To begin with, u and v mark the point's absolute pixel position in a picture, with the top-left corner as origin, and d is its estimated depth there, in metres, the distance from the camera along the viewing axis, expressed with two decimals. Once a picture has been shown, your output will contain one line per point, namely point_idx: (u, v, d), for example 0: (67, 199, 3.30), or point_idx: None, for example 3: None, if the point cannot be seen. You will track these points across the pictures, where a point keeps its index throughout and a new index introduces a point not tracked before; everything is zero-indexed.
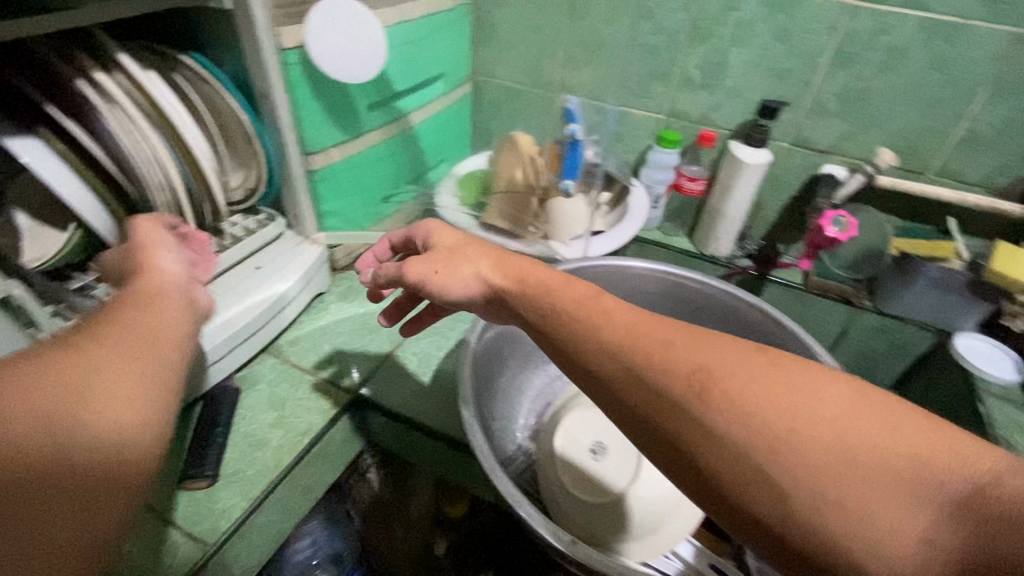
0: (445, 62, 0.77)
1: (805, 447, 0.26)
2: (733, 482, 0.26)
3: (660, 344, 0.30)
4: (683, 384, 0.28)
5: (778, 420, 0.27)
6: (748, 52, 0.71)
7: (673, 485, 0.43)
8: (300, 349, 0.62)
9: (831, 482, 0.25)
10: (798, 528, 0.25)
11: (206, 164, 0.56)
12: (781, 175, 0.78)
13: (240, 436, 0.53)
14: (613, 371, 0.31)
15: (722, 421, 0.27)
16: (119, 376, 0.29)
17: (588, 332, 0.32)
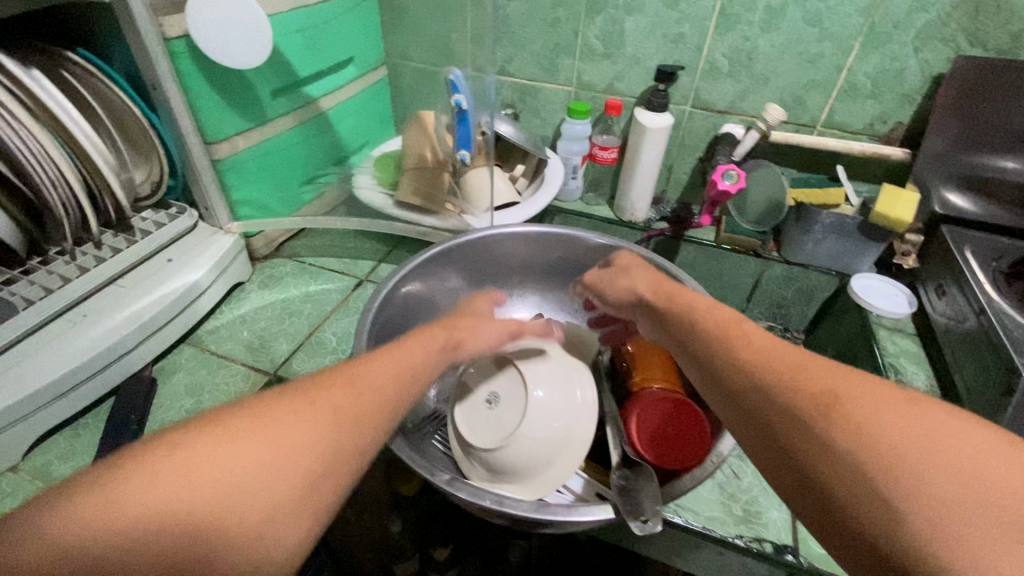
0: (354, 44, 0.74)
1: (927, 467, 0.28)
2: (847, 498, 0.29)
3: (792, 366, 0.35)
4: (810, 403, 0.32)
5: (904, 444, 0.29)
6: (642, 19, 0.74)
7: (559, 424, 0.46)
8: (219, 337, 0.64)
9: (944, 502, 0.27)
10: (889, 537, 0.27)
11: (103, 162, 0.57)
12: (686, 137, 0.82)
13: (157, 423, 0.54)
14: (749, 386, 0.36)
15: (842, 436, 0.30)
16: (287, 454, 0.30)
17: (727, 351, 0.38)
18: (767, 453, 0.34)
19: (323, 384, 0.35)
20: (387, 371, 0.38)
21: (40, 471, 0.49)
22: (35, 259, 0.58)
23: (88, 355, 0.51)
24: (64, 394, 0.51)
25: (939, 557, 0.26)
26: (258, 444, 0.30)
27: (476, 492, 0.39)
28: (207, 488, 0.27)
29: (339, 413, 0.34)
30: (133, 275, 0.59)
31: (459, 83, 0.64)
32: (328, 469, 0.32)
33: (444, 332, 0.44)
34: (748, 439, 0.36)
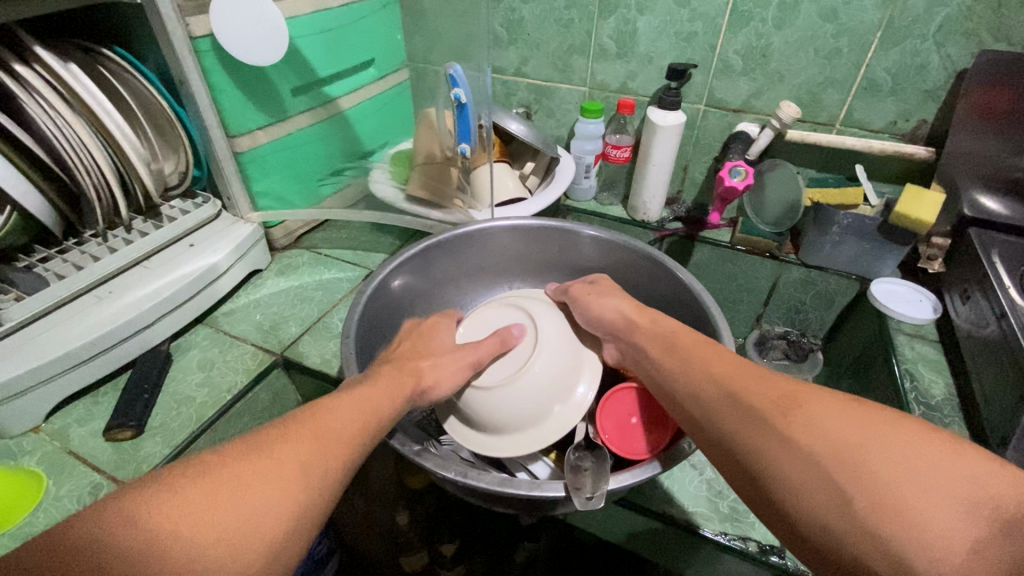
0: (374, 47, 0.77)
1: (869, 451, 0.31)
2: (801, 487, 0.31)
3: (753, 378, 0.38)
4: (772, 404, 0.35)
5: (849, 435, 0.32)
6: (655, 18, 0.74)
7: (543, 379, 0.51)
8: (233, 319, 0.67)
9: (886, 483, 0.29)
10: (841, 522, 0.30)
11: (131, 150, 0.61)
12: (701, 136, 0.81)
13: (169, 395, 0.57)
14: (716, 398, 0.38)
15: (797, 431, 0.33)
16: (259, 495, 0.32)
17: (700, 369, 0.41)
18: (731, 460, 0.36)
19: (297, 425, 0.37)
20: (356, 418, 0.39)
21: (60, 433, 0.54)
22: (71, 241, 0.64)
23: (106, 329, 0.55)
24: (84, 363, 0.55)
25: (883, 535, 0.28)
26: (227, 487, 0.31)
27: (444, 464, 0.42)
28: (195, 518, 0.30)
29: (313, 455, 0.35)
30: (158, 258, 0.63)
31: (458, 78, 0.66)
32: (295, 506, 0.33)
33: (407, 374, 0.46)
34: (711, 445, 0.38)
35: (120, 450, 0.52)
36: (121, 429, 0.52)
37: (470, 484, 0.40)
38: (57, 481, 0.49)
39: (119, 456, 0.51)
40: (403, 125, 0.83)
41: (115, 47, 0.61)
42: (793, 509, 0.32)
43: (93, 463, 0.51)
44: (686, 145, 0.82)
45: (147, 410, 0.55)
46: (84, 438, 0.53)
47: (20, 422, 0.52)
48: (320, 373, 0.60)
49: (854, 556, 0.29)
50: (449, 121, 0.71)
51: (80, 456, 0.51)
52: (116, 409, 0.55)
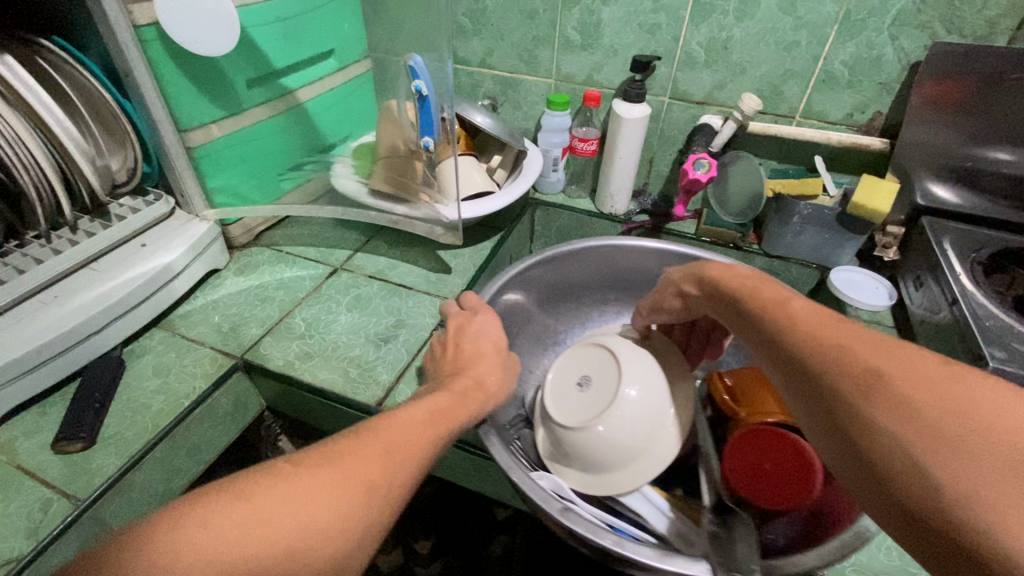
0: (334, 37, 0.75)
1: (961, 441, 0.29)
2: (892, 473, 0.30)
3: (834, 347, 0.36)
4: (854, 384, 0.34)
5: (941, 419, 0.30)
6: (618, 9, 0.74)
7: (643, 416, 0.48)
8: (191, 321, 0.65)
9: (975, 473, 0.27)
10: (922, 501, 0.28)
11: (74, 147, 0.58)
12: (666, 128, 0.81)
13: (123, 403, 0.55)
14: (799, 372, 0.37)
15: (882, 415, 0.31)
16: (327, 510, 0.33)
17: (782, 337, 0.39)
18: (827, 441, 0.35)
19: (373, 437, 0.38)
20: (426, 428, 0.41)
21: (6, 446, 0.51)
22: (12, 243, 0.60)
23: (53, 335, 0.52)
24: (30, 372, 0.52)
25: (967, 520, 0.26)
26: (300, 492, 0.33)
27: (546, 498, 0.44)
28: (270, 526, 0.31)
29: (388, 472, 0.36)
30: (108, 259, 0.61)
31: (418, 69, 0.64)
32: (358, 524, 0.33)
33: (483, 394, 0.48)
34: (802, 414, 0.37)
35: (71, 463, 0.50)
36: (71, 441, 0.50)
37: (594, 541, 0.41)
38: (3, 499, 0.47)
39: (70, 469, 0.49)
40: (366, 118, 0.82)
41: (56, 38, 0.58)
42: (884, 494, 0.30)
43: (42, 478, 0.48)
44: (652, 137, 0.82)
45: (99, 422, 0.52)
46: (30, 451, 0.51)
47: None
48: (282, 375, 0.58)
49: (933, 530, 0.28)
50: (410, 113, 0.69)
51: (27, 471, 0.49)
52: (65, 421, 0.52)
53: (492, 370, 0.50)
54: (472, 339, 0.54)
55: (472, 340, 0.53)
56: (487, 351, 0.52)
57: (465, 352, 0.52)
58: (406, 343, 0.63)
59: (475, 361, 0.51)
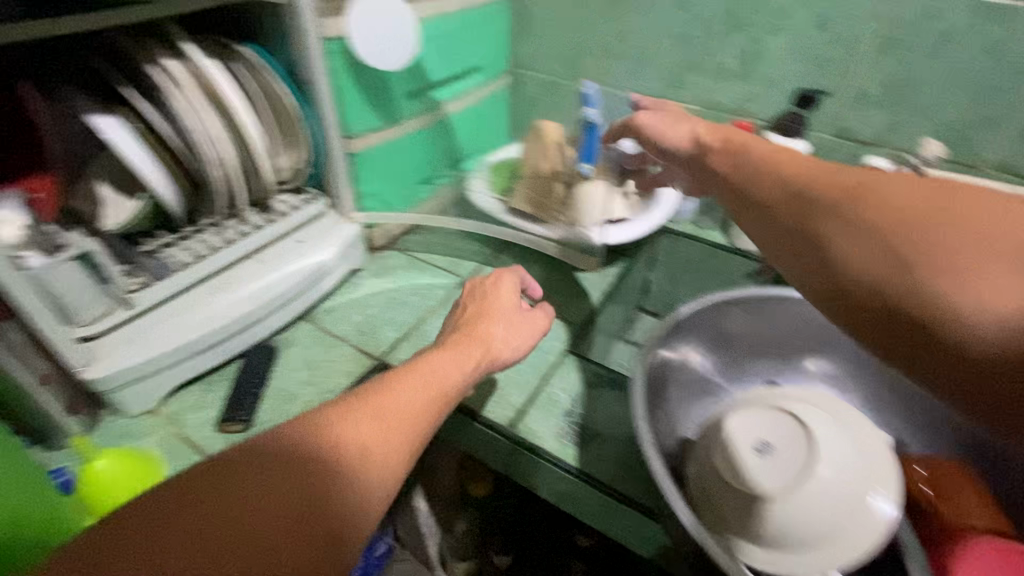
0: (480, 54, 0.77)
1: (936, 228, 0.32)
2: (865, 258, 0.33)
3: (817, 176, 0.39)
4: (839, 192, 0.37)
5: (911, 212, 0.33)
6: (786, 39, 0.69)
7: (839, 494, 0.40)
8: (333, 317, 0.68)
9: (954, 253, 0.31)
10: (900, 284, 0.32)
11: (257, 146, 0.62)
12: (821, 166, 0.75)
13: (275, 391, 0.58)
14: (789, 201, 0.39)
15: (863, 214, 0.34)
16: (318, 468, 0.34)
17: (784, 176, 0.41)
18: (796, 243, 0.38)
19: (359, 409, 0.39)
20: (419, 398, 0.42)
21: (173, 418, 0.56)
22: (190, 227, 0.65)
23: (221, 322, 0.58)
24: (202, 351, 0.57)
25: (939, 294, 0.30)
26: (283, 465, 0.33)
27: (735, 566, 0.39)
28: (258, 486, 0.32)
29: (377, 445, 0.37)
30: (270, 252, 0.65)
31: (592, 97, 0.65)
32: (348, 492, 0.34)
33: (485, 350, 0.51)
34: (782, 233, 0.39)
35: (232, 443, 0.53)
36: (233, 422, 0.54)
37: None
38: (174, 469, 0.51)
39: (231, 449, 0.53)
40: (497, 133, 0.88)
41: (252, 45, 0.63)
42: (846, 281, 0.34)
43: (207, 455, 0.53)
44: None
45: (256, 406, 0.56)
46: (197, 426, 0.55)
47: (137, 404, 0.55)
48: None
49: (903, 310, 0.32)
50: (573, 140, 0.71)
51: (195, 445, 0.53)
52: (227, 403, 0.56)
53: (513, 334, 0.54)
54: (489, 302, 0.56)
55: (490, 298, 0.57)
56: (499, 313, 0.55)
57: (484, 317, 0.54)
58: (534, 365, 0.62)
59: (473, 324, 0.53)
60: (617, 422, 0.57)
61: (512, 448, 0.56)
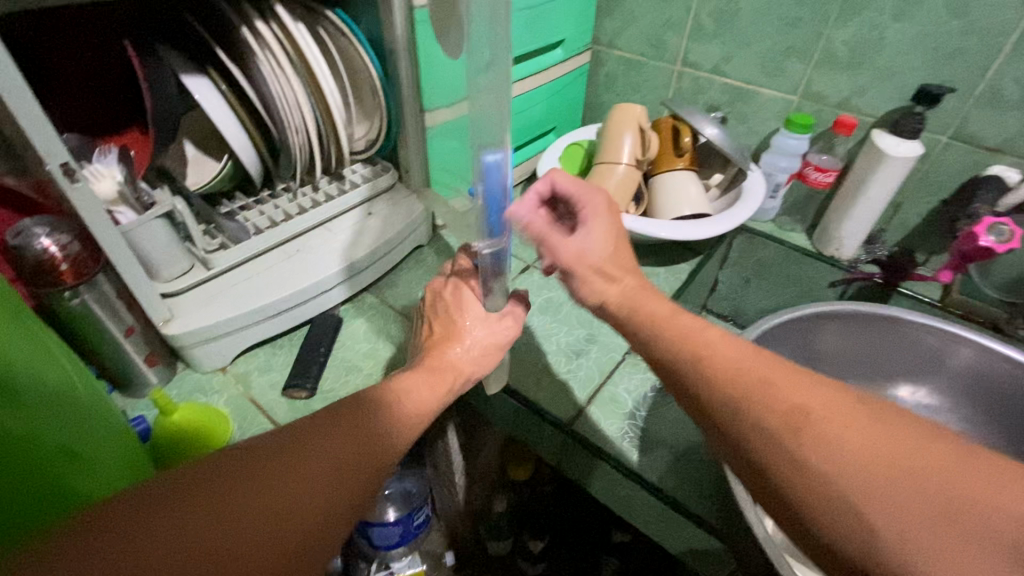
0: (567, 27, 0.77)
1: (877, 483, 0.30)
2: (811, 502, 0.31)
3: (759, 381, 0.35)
4: (779, 419, 0.33)
5: (850, 452, 0.31)
6: (910, 27, 0.62)
7: None
8: (397, 292, 0.68)
9: (903, 511, 0.29)
10: (840, 535, 0.30)
11: (337, 115, 0.62)
12: (931, 172, 0.68)
13: (338, 360, 0.59)
14: (732, 405, 0.36)
15: (809, 455, 0.32)
16: (287, 499, 0.31)
17: (709, 365, 0.37)
18: (746, 464, 0.35)
19: (317, 430, 0.34)
20: (398, 421, 0.39)
21: (243, 377, 0.58)
22: (266, 191, 0.67)
23: (293, 289, 0.58)
24: (274, 317, 0.58)
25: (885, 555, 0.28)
26: (248, 490, 0.30)
27: None
28: (225, 511, 0.29)
29: (351, 463, 0.34)
30: (340, 222, 0.66)
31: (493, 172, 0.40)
32: (319, 518, 0.31)
33: (455, 374, 0.47)
34: (724, 446, 0.37)
35: (296, 408, 0.55)
36: (299, 388, 0.55)
37: None
38: (241, 427, 0.53)
39: (295, 414, 0.54)
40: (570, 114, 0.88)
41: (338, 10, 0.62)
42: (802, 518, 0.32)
43: (272, 417, 0.54)
44: (907, 179, 0.70)
45: (321, 374, 0.57)
46: (265, 386, 0.57)
47: (210, 361, 0.56)
48: None
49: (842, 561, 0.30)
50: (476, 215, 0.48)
51: (262, 406, 0.55)
52: (293, 367, 0.58)
53: (491, 345, 0.50)
54: (461, 315, 0.51)
55: (462, 308, 0.52)
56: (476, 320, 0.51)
57: (452, 336, 0.49)
58: (597, 362, 0.60)
59: (450, 338, 0.49)
60: (679, 429, 0.55)
61: (570, 444, 0.54)
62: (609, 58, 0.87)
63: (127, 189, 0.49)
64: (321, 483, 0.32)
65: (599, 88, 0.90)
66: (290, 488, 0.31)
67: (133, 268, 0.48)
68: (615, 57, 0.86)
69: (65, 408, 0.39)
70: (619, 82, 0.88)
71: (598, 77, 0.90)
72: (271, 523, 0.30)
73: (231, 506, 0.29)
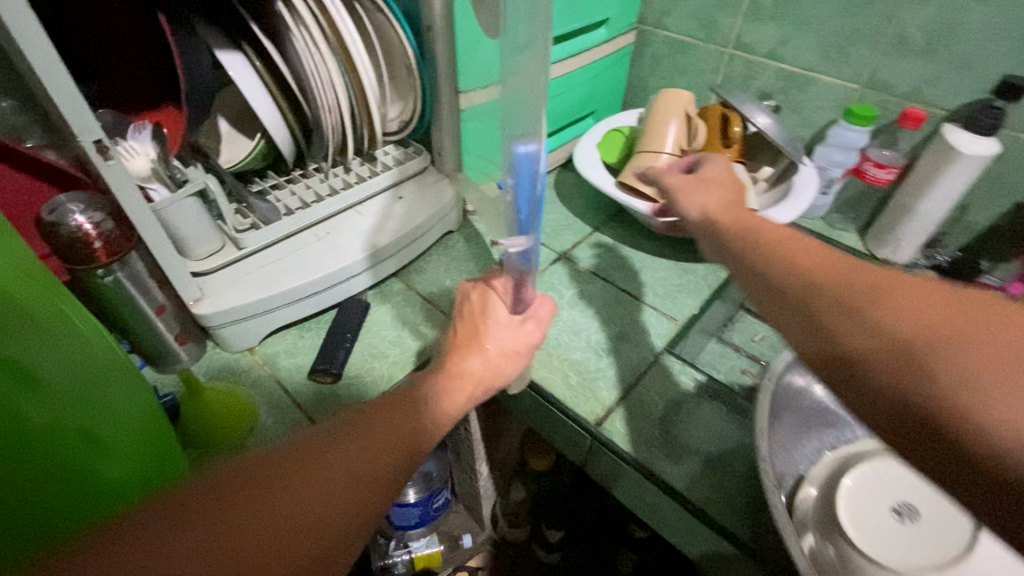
0: (612, 6, 0.73)
1: (969, 343, 0.26)
2: (878, 364, 0.28)
3: (835, 271, 0.34)
4: (863, 289, 0.31)
5: (934, 321, 0.28)
6: (997, 11, 0.56)
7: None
8: (425, 279, 0.67)
9: (995, 370, 0.25)
10: (937, 405, 0.26)
11: (371, 95, 0.60)
12: (1007, 173, 0.62)
13: (364, 346, 0.59)
14: (796, 290, 0.35)
15: (886, 318, 0.29)
16: (310, 509, 0.28)
17: (778, 256, 0.38)
18: (814, 343, 0.32)
19: (341, 436, 0.33)
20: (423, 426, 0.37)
21: (270, 359, 0.58)
22: (298, 171, 0.66)
23: (321, 273, 0.58)
24: (302, 300, 0.58)
25: (980, 429, 0.25)
26: (267, 497, 0.28)
27: None
28: (245, 520, 0.26)
29: (372, 472, 0.32)
30: (370, 207, 0.64)
31: (528, 162, 0.36)
32: (343, 530, 0.29)
33: (474, 384, 0.45)
34: (791, 335, 0.34)
35: (320, 393, 0.55)
36: (324, 373, 0.55)
37: None
38: (265, 411, 0.53)
39: (319, 399, 0.54)
40: (611, 97, 0.85)
41: None
42: (867, 391, 0.29)
43: (296, 401, 0.54)
44: (979, 180, 0.64)
45: (346, 360, 0.57)
46: (291, 369, 0.57)
47: (239, 342, 0.57)
48: None
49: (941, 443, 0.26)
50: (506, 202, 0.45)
51: (288, 389, 0.55)
52: (320, 351, 0.57)
53: (511, 356, 0.49)
54: (483, 322, 0.49)
55: (483, 316, 0.50)
56: (496, 329, 0.49)
57: (473, 342, 0.47)
58: (628, 362, 0.58)
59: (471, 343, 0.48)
60: (712, 438, 0.52)
61: (597, 447, 0.52)
62: (656, 39, 0.82)
63: (160, 166, 0.49)
64: (343, 493, 0.30)
65: (643, 71, 0.86)
66: (313, 496, 0.29)
67: (164, 246, 0.48)
68: (663, 38, 0.81)
69: (84, 392, 0.40)
70: (665, 65, 0.83)
71: (643, 59, 0.85)
72: (294, 533, 0.27)
73: (254, 516, 0.27)
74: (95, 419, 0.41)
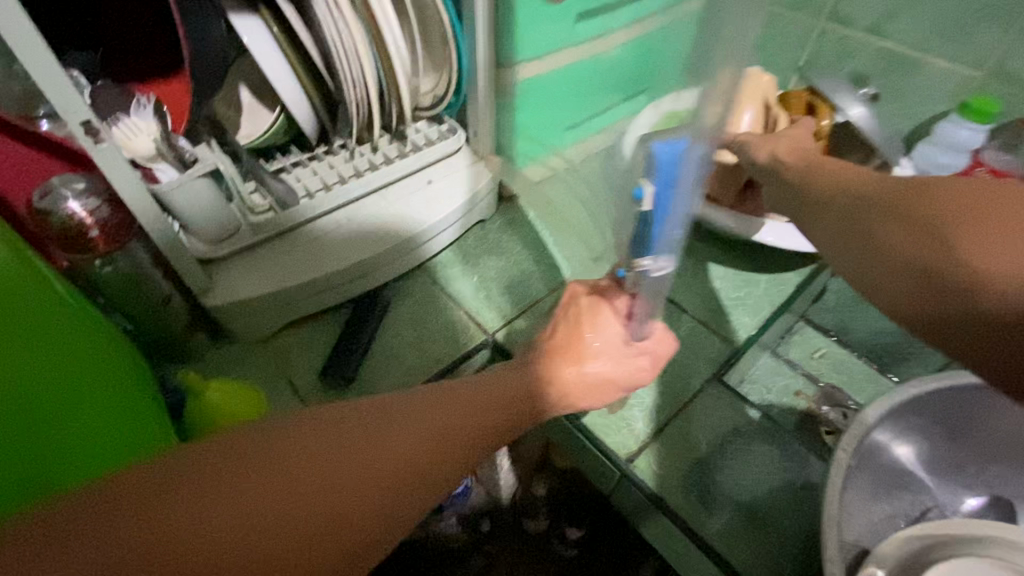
0: None
1: (959, 193, 0.31)
2: (862, 223, 0.34)
3: (838, 168, 0.39)
4: (858, 176, 0.37)
5: (913, 181, 0.33)
6: None
7: None
8: (451, 273, 0.62)
9: (976, 215, 0.29)
10: (925, 250, 0.30)
11: (400, 69, 0.54)
12: None
13: (382, 347, 0.55)
14: (806, 185, 0.39)
15: (875, 188, 0.34)
16: (312, 504, 0.26)
17: (803, 167, 0.41)
18: (817, 225, 0.37)
19: (375, 427, 0.29)
20: (472, 430, 0.32)
21: (284, 354, 0.54)
22: (322, 148, 0.61)
23: (339, 265, 0.53)
24: (317, 294, 0.54)
25: (994, 284, 0.27)
26: (302, 484, 0.26)
27: None
28: (242, 499, 0.25)
29: (391, 479, 0.29)
30: (396, 191, 0.59)
31: (675, 165, 0.24)
32: (341, 536, 0.27)
33: (559, 398, 0.37)
34: (807, 228, 0.38)
35: (331, 397, 0.51)
36: (336, 377, 0.51)
37: None
38: (273, 413, 0.50)
39: (330, 402, 0.51)
40: None
41: None
42: (873, 255, 0.32)
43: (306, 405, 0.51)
44: None
45: (361, 363, 0.53)
46: (303, 367, 0.54)
47: (250, 334, 0.53)
48: None
49: (956, 295, 0.28)
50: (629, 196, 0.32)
51: (299, 390, 0.52)
52: (335, 349, 0.54)
53: (608, 390, 0.39)
54: (589, 334, 0.38)
55: (588, 320, 0.38)
56: (603, 349, 0.37)
57: (569, 353, 0.38)
58: (669, 386, 0.51)
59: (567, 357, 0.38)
60: (756, 485, 0.47)
61: (625, 484, 0.47)
62: None
63: (164, 146, 0.45)
64: (351, 497, 0.27)
65: None
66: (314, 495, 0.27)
67: (167, 234, 0.44)
68: None
69: (68, 377, 0.39)
70: None
71: None
72: (287, 526, 0.26)
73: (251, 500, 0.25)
74: (75, 394, 0.39)
